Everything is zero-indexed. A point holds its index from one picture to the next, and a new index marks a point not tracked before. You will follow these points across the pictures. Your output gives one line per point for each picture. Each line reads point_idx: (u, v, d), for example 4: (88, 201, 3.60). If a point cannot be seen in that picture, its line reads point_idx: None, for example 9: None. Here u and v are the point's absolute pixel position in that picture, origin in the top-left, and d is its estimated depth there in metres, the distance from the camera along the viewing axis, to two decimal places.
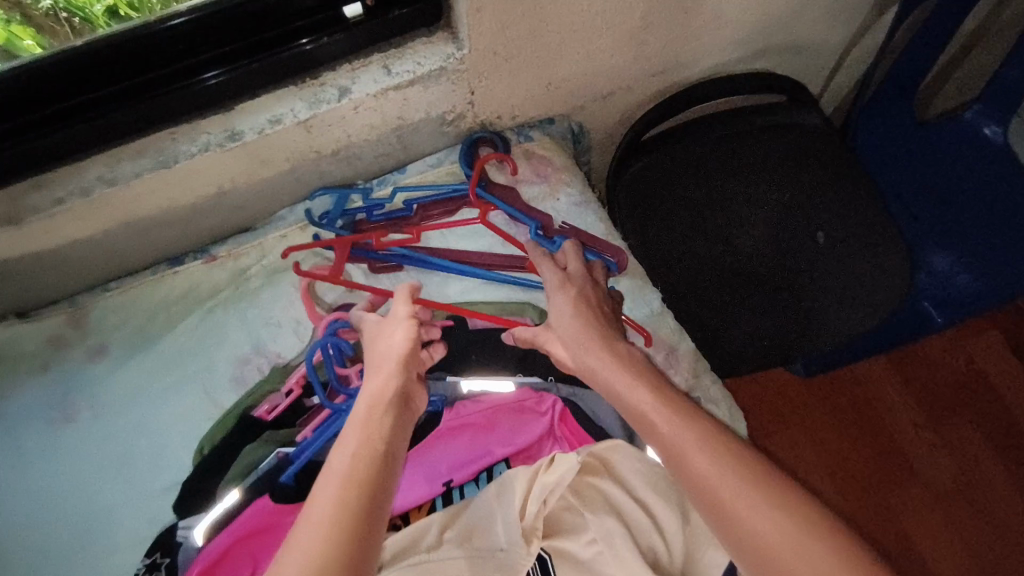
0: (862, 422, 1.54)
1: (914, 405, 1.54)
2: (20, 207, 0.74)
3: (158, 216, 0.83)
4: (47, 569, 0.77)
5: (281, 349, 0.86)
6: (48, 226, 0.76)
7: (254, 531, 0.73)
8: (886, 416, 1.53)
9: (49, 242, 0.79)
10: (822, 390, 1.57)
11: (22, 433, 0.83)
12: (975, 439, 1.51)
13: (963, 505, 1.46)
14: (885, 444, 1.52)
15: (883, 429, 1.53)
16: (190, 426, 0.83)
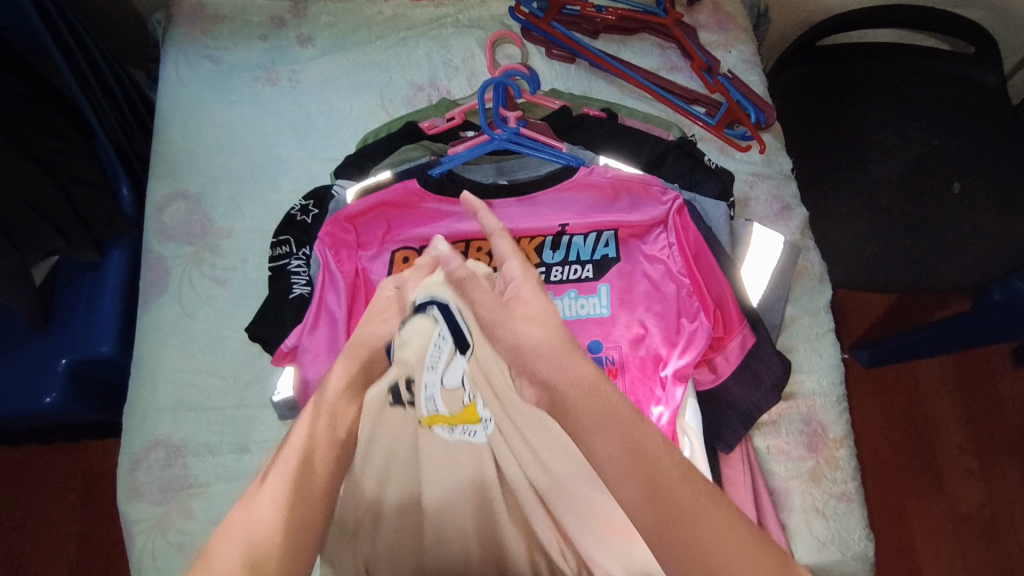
0: (917, 435, 1.43)
1: (965, 428, 1.43)
2: None
3: None
4: (223, 184, 0.93)
5: (451, 89, 0.98)
6: None
7: (399, 202, 0.85)
8: (941, 439, 1.42)
9: None
10: (878, 383, 1.47)
11: (230, 79, 0.98)
12: (1017, 484, 1.39)
13: (979, 535, 1.36)
14: (920, 452, 1.42)
15: (924, 437, 1.43)
16: (362, 122, 0.97)
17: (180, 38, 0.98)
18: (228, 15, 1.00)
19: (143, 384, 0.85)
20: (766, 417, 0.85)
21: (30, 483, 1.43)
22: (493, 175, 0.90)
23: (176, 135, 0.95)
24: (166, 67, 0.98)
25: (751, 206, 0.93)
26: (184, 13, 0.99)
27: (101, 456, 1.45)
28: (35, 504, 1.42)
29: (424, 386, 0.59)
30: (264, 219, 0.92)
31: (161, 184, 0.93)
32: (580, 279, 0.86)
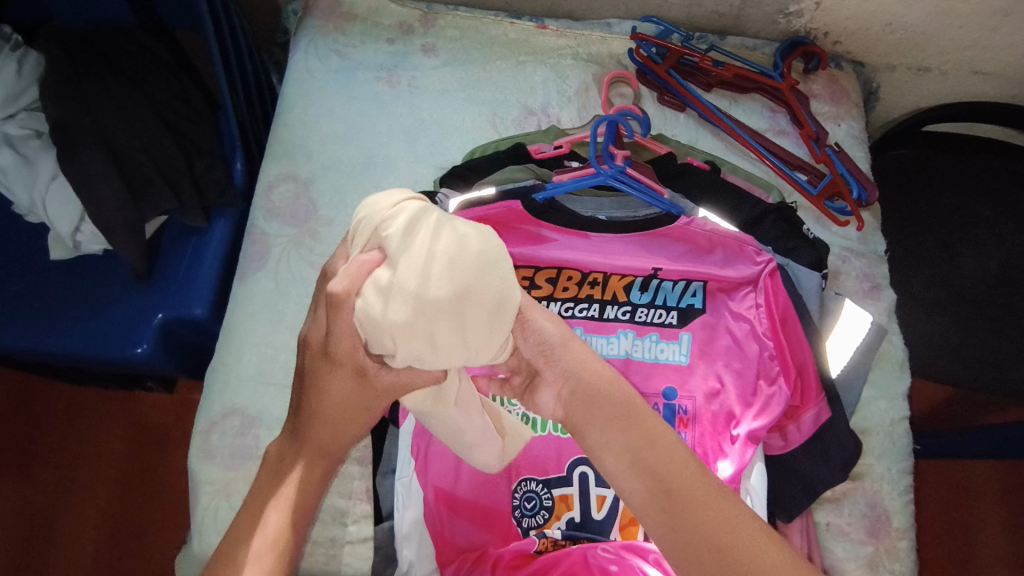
0: (954, 537, 1.39)
1: (1007, 538, 1.39)
2: None
3: None
4: (331, 174, 0.96)
5: (562, 118, 1.01)
6: None
7: (503, 220, 0.89)
8: (979, 544, 1.38)
9: None
10: (922, 475, 1.44)
11: (354, 76, 1.02)
12: None
13: None
14: (957, 554, 1.38)
15: (964, 540, 1.39)
16: (471, 135, 1.00)
17: (314, 31, 1.03)
18: (360, 15, 1.04)
19: (231, 351, 0.89)
20: (831, 494, 0.84)
21: (76, 424, 1.48)
22: (593, 210, 0.92)
23: (296, 120, 0.99)
24: (297, 55, 1.02)
25: (841, 280, 0.93)
26: (321, 8, 1.04)
27: (146, 410, 1.49)
28: (77, 445, 1.46)
29: None
30: None
31: (274, 164, 0.96)
32: (663, 323, 0.87)
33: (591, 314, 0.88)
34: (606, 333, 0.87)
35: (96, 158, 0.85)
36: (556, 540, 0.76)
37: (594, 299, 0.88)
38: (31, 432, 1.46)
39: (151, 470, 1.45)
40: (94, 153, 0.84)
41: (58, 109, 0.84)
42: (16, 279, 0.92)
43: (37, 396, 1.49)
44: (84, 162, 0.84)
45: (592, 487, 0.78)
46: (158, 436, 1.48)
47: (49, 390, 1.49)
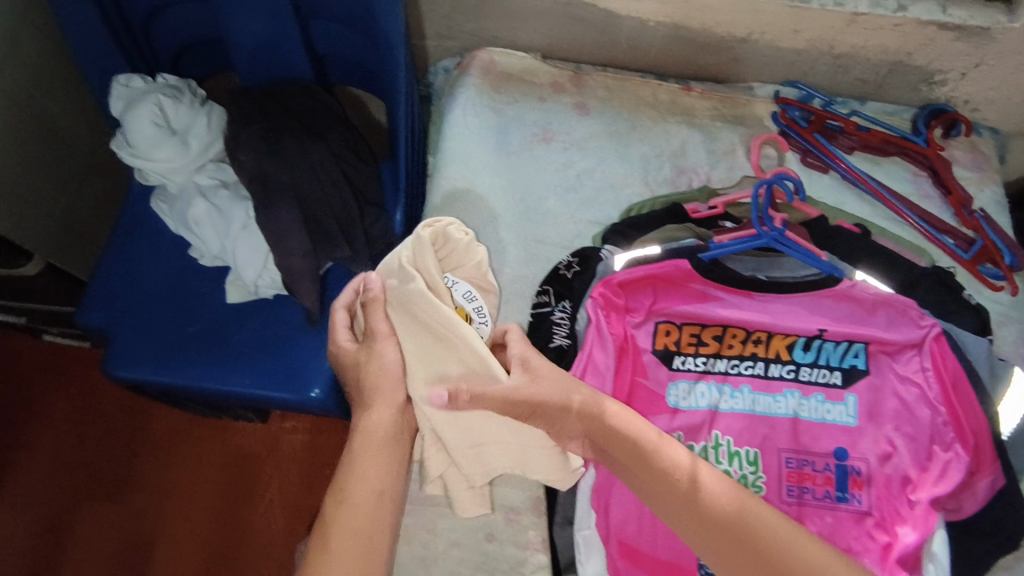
0: None
1: None
2: None
3: (697, 35, 1.01)
4: (493, 226, 0.99)
5: (711, 178, 1.05)
6: None
7: (671, 278, 0.91)
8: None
9: (624, 10, 0.97)
10: None
11: (510, 132, 1.06)
12: None
13: None
14: None
15: None
16: (624, 192, 1.03)
17: (472, 88, 1.08)
18: (514, 74, 1.09)
19: None
20: (1005, 563, 0.84)
21: (174, 448, 1.50)
22: (753, 269, 0.95)
23: (458, 173, 1.02)
24: (455, 110, 1.07)
25: (998, 345, 0.95)
26: (477, 67, 1.09)
27: (240, 439, 1.51)
28: (174, 470, 1.48)
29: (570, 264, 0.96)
30: (527, 266, 0.98)
31: (440, 216, 1.00)
32: (828, 384, 0.88)
33: (756, 372, 0.89)
34: (773, 391, 0.88)
35: (290, 208, 0.90)
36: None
37: (758, 357, 0.90)
38: (128, 458, 1.48)
39: (244, 498, 1.47)
40: (290, 204, 0.89)
41: (255, 163, 0.90)
42: (197, 321, 0.95)
43: (138, 419, 1.52)
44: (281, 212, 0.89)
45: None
46: (253, 466, 1.49)
47: (149, 413, 1.52)
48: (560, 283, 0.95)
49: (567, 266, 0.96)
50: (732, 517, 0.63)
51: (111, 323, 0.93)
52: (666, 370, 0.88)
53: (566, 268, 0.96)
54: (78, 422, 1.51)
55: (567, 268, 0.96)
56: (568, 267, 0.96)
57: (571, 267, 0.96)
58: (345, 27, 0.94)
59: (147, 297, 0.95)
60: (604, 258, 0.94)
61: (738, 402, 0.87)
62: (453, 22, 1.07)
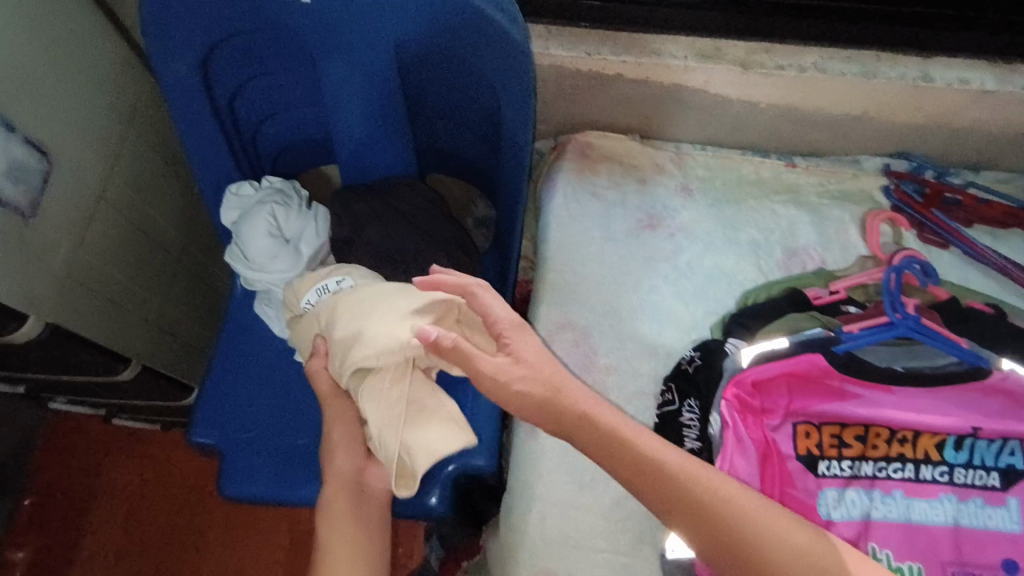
0: None
1: None
2: (752, 60, 0.91)
3: (808, 115, 0.99)
4: (607, 319, 0.96)
5: (825, 258, 1.01)
6: (756, 82, 0.92)
7: (806, 376, 0.87)
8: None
9: (735, 94, 0.95)
10: None
11: (614, 217, 1.03)
12: None
13: None
14: None
15: None
16: (737, 278, 1.00)
17: (570, 172, 1.05)
18: (612, 157, 1.07)
19: (529, 511, 0.86)
20: None
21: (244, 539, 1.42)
22: (888, 360, 0.90)
23: (564, 263, 1.00)
24: (555, 196, 1.04)
25: None
26: (574, 151, 1.07)
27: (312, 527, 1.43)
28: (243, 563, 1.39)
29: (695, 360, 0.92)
30: (646, 361, 0.95)
31: (550, 310, 0.97)
32: (987, 487, 0.82)
33: (906, 475, 0.83)
34: (927, 496, 0.82)
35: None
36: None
37: (906, 458, 0.83)
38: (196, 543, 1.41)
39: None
40: None
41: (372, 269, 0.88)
42: (307, 433, 0.91)
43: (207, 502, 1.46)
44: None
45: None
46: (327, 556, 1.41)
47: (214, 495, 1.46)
48: (685, 381, 0.91)
49: (690, 361, 0.92)
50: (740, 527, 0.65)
51: (224, 443, 0.90)
52: (812, 478, 0.83)
53: (689, 363, 0.92)
54: (143, 511, 1.44)
55: (692, 364, 0.92)
56: (692, 362, 0.92)
57: (695, 362, 0.92)
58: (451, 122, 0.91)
59: (257, 411, 0.92)
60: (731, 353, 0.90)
61: (891, 509, 0.81)
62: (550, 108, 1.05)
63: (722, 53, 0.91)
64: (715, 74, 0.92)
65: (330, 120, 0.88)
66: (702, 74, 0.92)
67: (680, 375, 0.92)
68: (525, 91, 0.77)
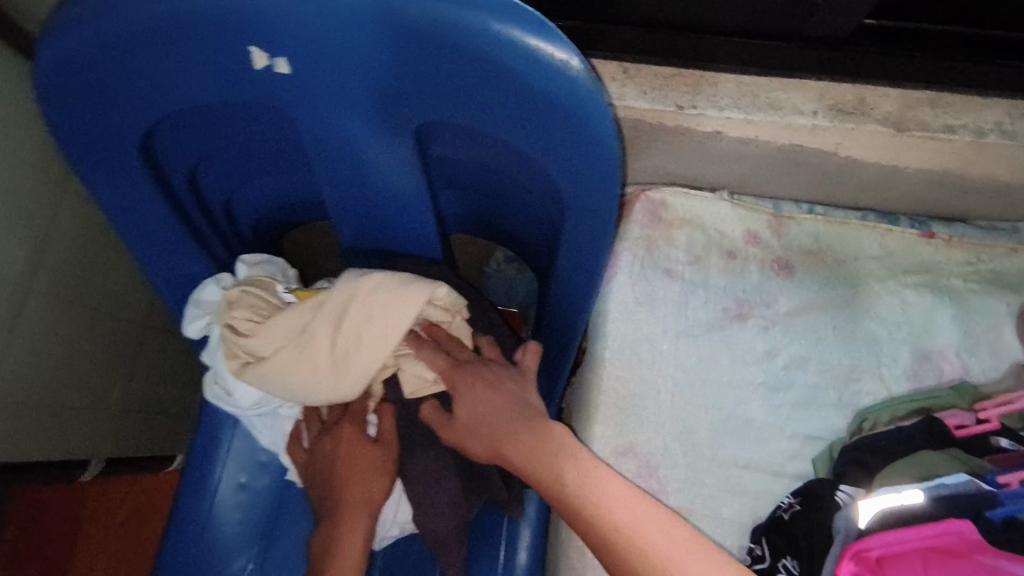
0: None
1: None
2: (909, 117, 0.68)
3: (972, 182, 0.74)
4: (681, 444, 0.75)
5: (969, 366, 0.78)
6: (910, 148, 0.69)
7: (953, 551, 0.65)
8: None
9: (879, 158, 0.71)
10: None
11: (690, 300, 0.79)
12: None
13: None
14: None
15: None
16: (851, 390, 0.77)
17: (636, 239, 0.80)
18: (691, 218, 0.82)
19: None
20: None
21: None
22: None
23: (623, 364, 0.77)
24: (614, 270, 0.80)
25: None
26: (644, 210, 0.82)
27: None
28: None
29: (793, 505, 0.72)
30: (732, 503, 0.73)
31: (604, 430, 0.75)
32: None
33: None
34: None
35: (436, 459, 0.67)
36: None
37: None
38: None
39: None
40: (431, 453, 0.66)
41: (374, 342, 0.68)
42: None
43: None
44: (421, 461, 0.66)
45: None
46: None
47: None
48: (780, 534, 0.71)
49: (787, 505, 0.72)
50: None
51: None
52: None
53: (786, 509, 0.72)
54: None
55: (789, 509, 0.71)
56: (791, 508, 0.72)
57: (795, 510, 0.71)
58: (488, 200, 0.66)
59: (239, 554, 0.72)
60: (845, 502, 0.69)
61: None
62: None
63: (867, 107, 0.69)
64: (855, 136, 0.69)
65: (319, 189, 0.60)
66: (836, 134, 0.68)
67: (773, 523, 0.72)
68: (613, 200, 0.52)
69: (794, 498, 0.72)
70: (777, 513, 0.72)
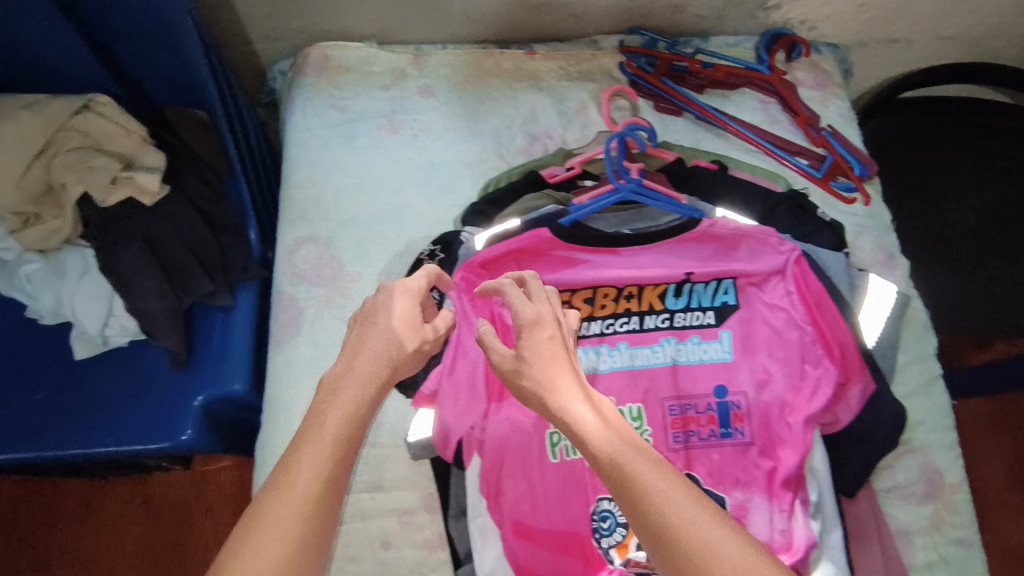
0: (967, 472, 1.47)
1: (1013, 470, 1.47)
2: None
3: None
4: (350, 228, 0.97)
5: (565, 139, 1.03)
6: None
7: (534, 250, 0.90)
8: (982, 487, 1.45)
9: None
10: None
11: (355, 127, 1.02)
12: None
13: None
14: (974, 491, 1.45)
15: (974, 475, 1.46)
16: (481, 170, 1.01)
17: (308, 88, 1.03)
18: (350, 67, 1.05)
19: (279, 423, 0.89)
20: (884, 463, 0.86)
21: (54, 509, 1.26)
22: (616, 226, 0.94)
23: (306, 181, 0.99)
24: (293, 114, 1.03)
25: (857, 255, 0.98)
26: (311, 64, 1.04)
27: (160, 489, 1.28)
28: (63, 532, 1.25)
29: (435, 250, 0.95)
30: (392, 263, 0.96)
31: (292, 228, 0.97)
32: (702, 325, 0.90)
33: (632, 327, 0.90)
34: (649, 343, 0.89)
35: (137, 250, 0.86)
36: (640, 561, 0.80)
37: (631, 312, 0.90)
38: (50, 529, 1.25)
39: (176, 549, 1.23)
40: (133, 250, 0.86)
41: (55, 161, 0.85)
42: (47, 386, 0.91)
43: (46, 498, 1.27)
44: (125, 253, 0.86)
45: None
46: (179, 509, 1.26)
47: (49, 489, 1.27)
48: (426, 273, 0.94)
49: (430, 252, 0.95)
50: (698, 544, 0.51)
51: None
52: None
53: (430, 255, 0.95)
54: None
55: (432, 253, 0.94)
56: (434, 253, 0.94)
57: (436, 254, 0.94)
58: (157, 44, 0.90)
59: None
60: (466, 238, 0.93)
61: (614, 361, 0.88)
62: (276, 19, 1.01)
63: None
64: None
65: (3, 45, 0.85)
66: None
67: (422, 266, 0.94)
68: None
69: (437, 245, 0.95)
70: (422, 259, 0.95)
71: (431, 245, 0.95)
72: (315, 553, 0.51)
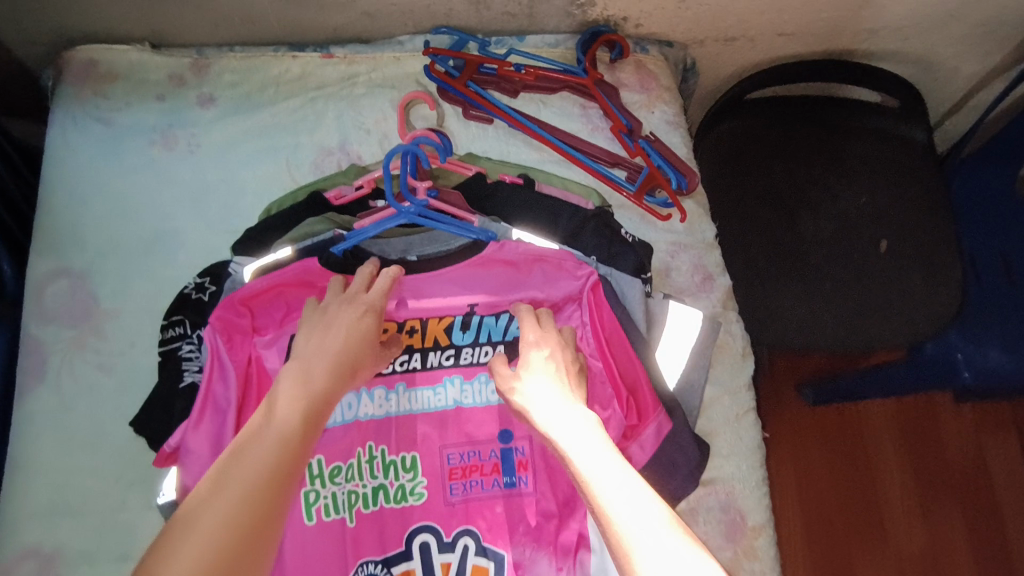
0: (857, 482, 1.32)
1: (910, 472, 1.33)
2: None
3: None
4: (111, 258, 0.87)
5: (361, 154, 0.94)
6: None
7: (300, 282, 0.79)
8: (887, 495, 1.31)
9: None
10: (824, 420, 1.36)
11: (124, 142, 0.92)
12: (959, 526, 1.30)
13: None
14: (866, 502, 1.31)
15: (867, 484, 1.32)
16: (265, 190, 0.92)
17: (69, 99, 0.92)
18: (121, 73, 0.94)
19: (14, 486, 0.78)
20: (683, 505, 0.81)
21: None
22: (402, 251, 0.85)
23: (63, 205, 0.89)
24: (52, 128, 0.92)
25: (671, 277, 0.91)
26: (73, 71, 0.93)
27: None
28: None
29: (205, 283, 0.85)
30: (158, 298, 0.86)
31: (43, 259, 0.86)
32: (490, 362, 0.81)
33: (412, 366, 0.81)
34: (432, 383, 0.81)
35: None
36: None
37: (413, 350, 0.81)
38: None
39: None
40: None
41: None
42: None
43: None
44: None
45: (435, 554, 0.75)
46: None
47: None
48: (190, 308, 0.84)
49: (198, 285, 0.85)
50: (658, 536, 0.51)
51: None
52: None
53: (198, 289, 0.85)
54: None
55: (200, 286, 0.85)
56: (203, 287, 0.85)
57: (206, 287, 0.85)
58: None
59: None
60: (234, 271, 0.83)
61: (390, 405, 0.79)
62: (22, 18, 0.91)
63: None
64: None
65: None
66: None
67: (188, 300, 0.84)
68: None
69: (208, 275, 0.86)
70: (189, 292, 0.85)
71: (199, 276, 0.86)
72: (260, 556, 0.46)
